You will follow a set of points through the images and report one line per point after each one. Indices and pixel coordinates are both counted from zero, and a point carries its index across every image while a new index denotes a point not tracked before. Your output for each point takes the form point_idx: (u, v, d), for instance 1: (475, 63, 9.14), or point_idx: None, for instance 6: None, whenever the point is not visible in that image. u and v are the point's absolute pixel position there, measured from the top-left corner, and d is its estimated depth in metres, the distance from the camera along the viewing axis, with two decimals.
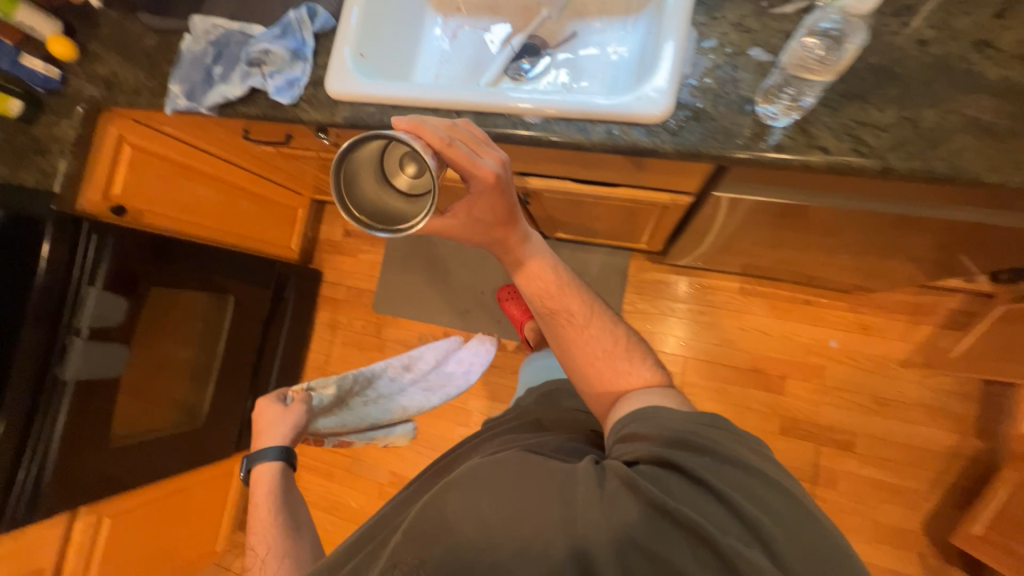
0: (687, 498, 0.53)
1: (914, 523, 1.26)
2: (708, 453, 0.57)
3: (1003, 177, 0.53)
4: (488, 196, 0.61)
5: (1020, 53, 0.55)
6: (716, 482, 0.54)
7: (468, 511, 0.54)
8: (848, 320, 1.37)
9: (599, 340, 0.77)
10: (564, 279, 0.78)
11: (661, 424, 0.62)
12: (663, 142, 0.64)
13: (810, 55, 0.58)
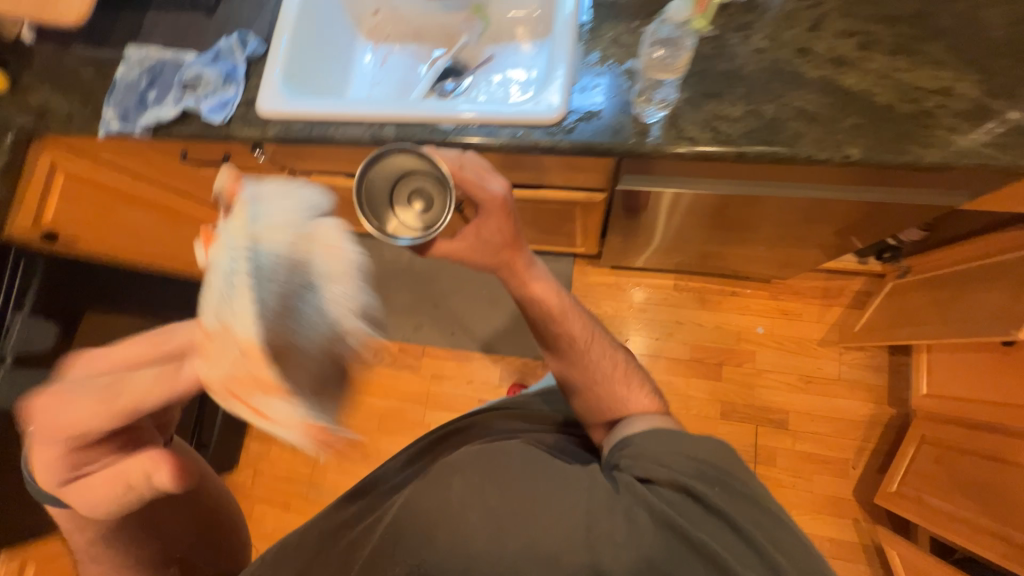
0: (700, 525, 0.57)
1: (843, 489, 1.36)
2: (723, 484, 0.61)
3: (840, 154, 0.64)
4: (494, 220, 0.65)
5: (843, 58, 0.67)
6: (729, 512, 0.58)
7: (475, 502, 0.57)
8: (770, 306, 1.49)
9: (600, 364, 0.75)
10: (569, 304, 0.74)
11: (678, 450, 0.64)
12: (559, 141, 0.73)
13: (654, 60, 0.70)
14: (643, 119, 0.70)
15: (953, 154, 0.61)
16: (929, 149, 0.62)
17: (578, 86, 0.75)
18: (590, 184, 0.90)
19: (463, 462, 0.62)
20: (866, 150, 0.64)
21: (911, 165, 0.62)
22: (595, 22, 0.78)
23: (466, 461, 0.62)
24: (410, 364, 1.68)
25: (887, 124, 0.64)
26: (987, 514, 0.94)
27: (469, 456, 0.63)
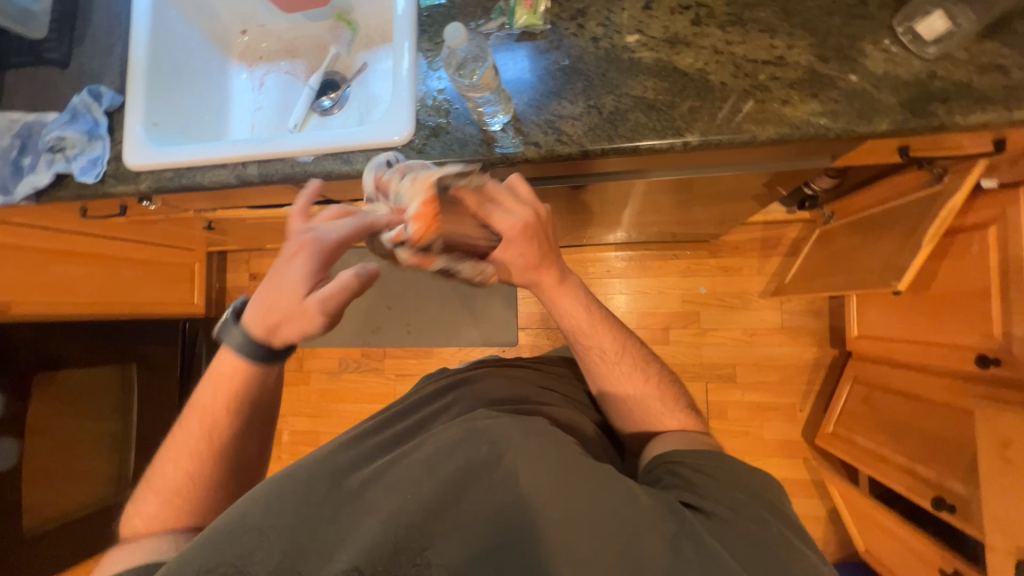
0: (750, 558, 0.47)
1: (793, 431, 1.42)
2: (781, 523, 0.51)
3: (685, 134, 0.63)
4: (520, 245, 0.64)
5: (672, 41, 0.66)
6: (781, 553, 0.47)
7: (507, 482, 0.50)
8: (711, 265, 1.49)
9: (632, 378, 0.72)
10: (598, 317, 0.73)
11: (729, 478, 0.56)
12: (410, 163, 0.72)
13: (460, 84, 0.61)
14: (487, 128, 0.69)
15: (786, 128, 0.60)
16: (764, 125, 0.61)
17: (426, 101, 0.74)
18: None
19: (501, 430, 0.54)
20: (711, 128, 0.62)
21: (748, 143, 0.61)
22: (435, 28, 0.76)
23: (501, 429, 0.54)
24: (374, 366, 1.73)
25: (722, 101, 0.63)
26: (900, 450, 0.99)
27: (504, 424, 0.55)
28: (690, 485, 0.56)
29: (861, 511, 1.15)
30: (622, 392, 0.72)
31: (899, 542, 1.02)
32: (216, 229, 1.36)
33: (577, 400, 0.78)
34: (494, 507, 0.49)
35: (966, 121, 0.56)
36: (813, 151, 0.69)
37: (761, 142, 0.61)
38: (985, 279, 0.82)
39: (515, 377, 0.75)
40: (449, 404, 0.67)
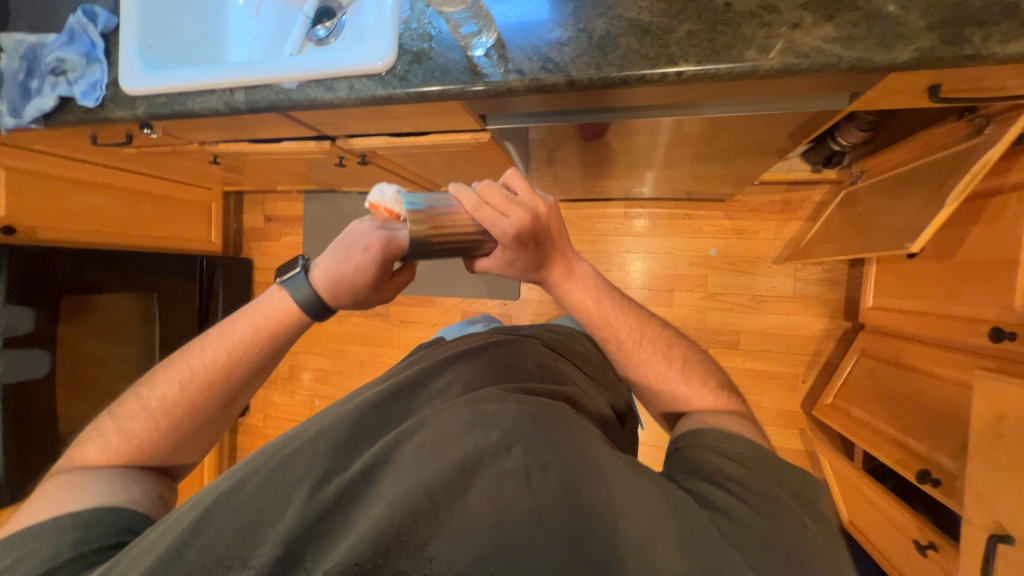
0: (768, 563, 0.42)
1: (794, 402, 1.39)
2: (810, 526, 0.46)
3: (685, 68, 0.57)
4: (515, 251, 0.54)
5: None
6: (804, 557, 0.42)
7: (517, 476, 0.48)
8: (725, 228, 1.42)
9: (653, 363, 0.62)
10: (609, 306, 0.62)
11: (758, 466, 0.50)
12: (392, 92, 0.70)
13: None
14: (470, 54, 0.65)
15: (794, 56, 0.54)
16: (769, 52, 0.54)
17: (411, 25, 0.70)
18: (467, 126, 0.87)
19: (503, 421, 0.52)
20: (710, 58, 0.56)
21: (748, 74, 0.55)
22: None
23: (510, 419, 0.52)
24: (380, 312, 1.77)
25: (723, 27, 0.56)
26: (895, 424, 0.95)
27: (510, 413, 0.53)
28: (707, 472, 0.50)
29: (852, 484, 1.12)
30: (644, 379, 0.63)
31: (880, 515, 1.01)
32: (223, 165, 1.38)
33: (577, 378, 0.75)
34: (498, 505, 0.47)
35: (1004, 49, 0.49)
36: (826, 85, 0.62)
37: (765, 74, 0.55)
38: (1009, 246, 0.74)
39: (513, 356, 0.72)
40: (452, 384, 0.65)
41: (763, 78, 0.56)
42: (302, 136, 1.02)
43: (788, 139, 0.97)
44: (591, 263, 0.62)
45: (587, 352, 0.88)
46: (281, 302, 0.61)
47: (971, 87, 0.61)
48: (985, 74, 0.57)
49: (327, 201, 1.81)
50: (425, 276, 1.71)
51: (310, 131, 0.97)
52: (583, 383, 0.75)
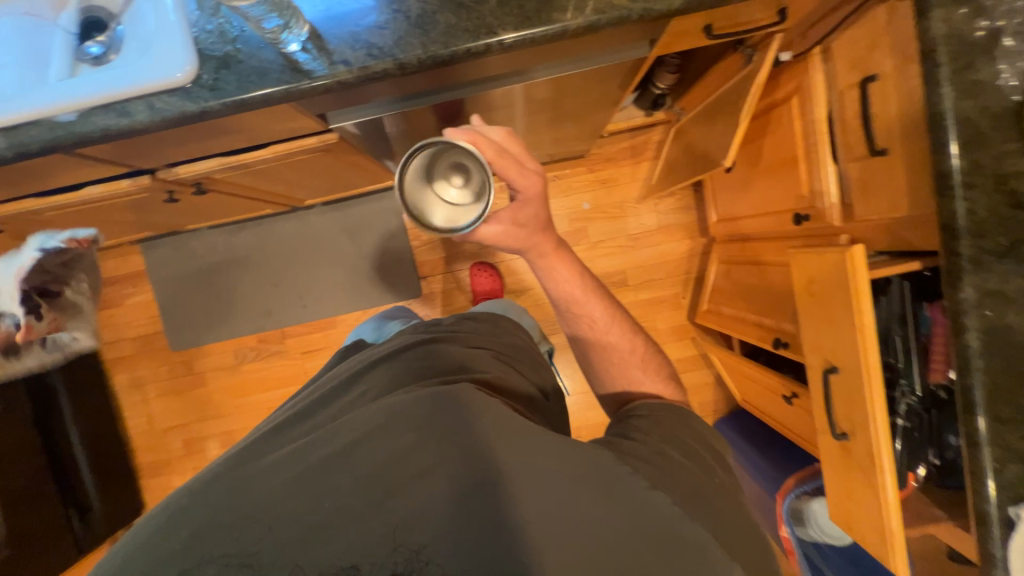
0: (675, 492, 0.52)
1: (681, 315, 1.60)
2: (721, 478, 0.57)
3: (505, 37, 0.59)
4: (525, 207, 0.67)
5: None
6: (708, 495, 0.53)
7: (434, 466, 0.52)
8: (591, 181, 1.54)
9: (619, 346, 0.76)
10: (591, 288, 0.77)
11: (684, 437, 0.61)
12: (204, 105, 0.62)
13: None
14: (286, 51, 0.60)
15: (594, 14, 0.59)
16: (572, 12, 0.59)
17: (207, 27, 0.62)
18: (309, 129, 0.81)
19: (438, 417, 0.55)
20: (523, 24, 0.59)
21: (559, 34, 0.60)
22: None
23: (421, 415, 0.56)
24: (276, 349, 1.61)
25: None
26: (752, 310, 1.15)
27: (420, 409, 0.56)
28: (650, 438, 0.60)
29: (736, 368, 1.34)
30: (608, 355, 0.76)
31: (759, 386, 1.22)
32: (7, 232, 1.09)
33: (496, 359, 0.78)
34: (421, 497, 0.50)
35: None
36: (628, 35, 0.69)
37: (574, 33, 0.60)
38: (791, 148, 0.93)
39: (433, 351, 0.73)
40: (368, 398, 0.66)
41: (574, 37, 0.61)
42: (107, 176, 0.86)
43: (618, 90, 1.08)
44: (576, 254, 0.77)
45: (509, 331, 0.89)
46: None
47: (734, 22, 0.74)
48: (738, 9, 0.69)
49: (171, 245, 1.56)
50: (315, 298, 1.59)
51: (116, 168, 0.82)
52: (503, 360, 0.79)
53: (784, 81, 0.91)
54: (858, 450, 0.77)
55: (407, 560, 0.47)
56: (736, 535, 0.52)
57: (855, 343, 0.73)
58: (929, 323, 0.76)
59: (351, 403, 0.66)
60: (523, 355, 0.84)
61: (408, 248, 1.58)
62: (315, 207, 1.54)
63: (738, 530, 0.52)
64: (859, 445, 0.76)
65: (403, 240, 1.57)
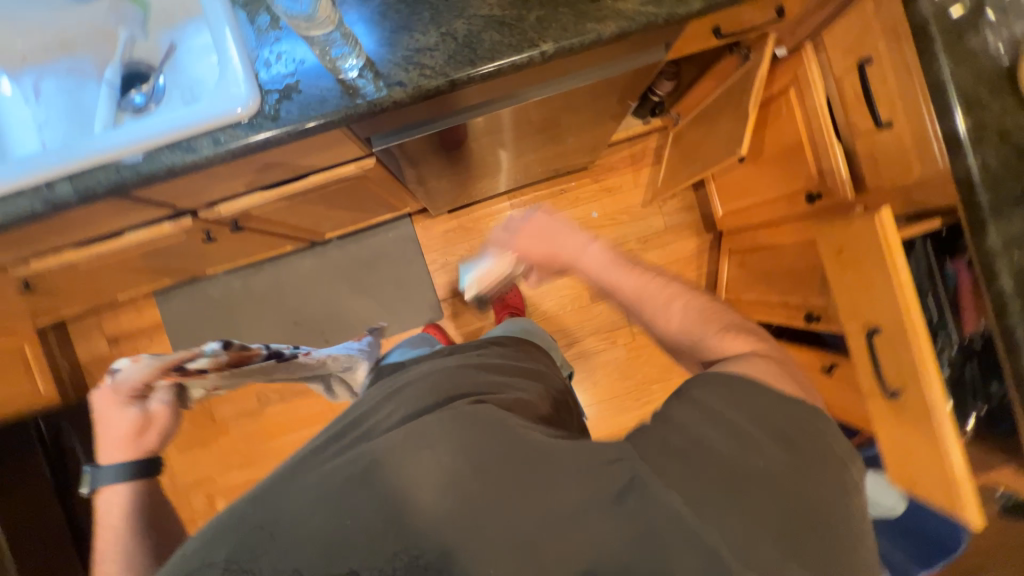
0: (726, 485, 0.49)
1: None
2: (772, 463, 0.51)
3: (547, 48, 0.65)
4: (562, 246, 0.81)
5: None
6: (768, 483, 0.49)
7: (450, 481, 0.51)
8: (597, 189, 1.61)
9: (673, 318, 0.74)
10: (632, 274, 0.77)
11: (777, 414, 0.54)
12: (268, 135, 0.65)
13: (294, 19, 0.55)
14: (344, 78, 0.64)
15: (624, 22, 0.65)
16: (605, 22, 0.65)
17: (266, 63, 0.66)
18: (351, 153, 0.84)
19: (466, 435, 0.55)
20: (561, 36, 0.65)
21: (595, 42, 0.66)
22: None
23: (449, 431, 0.56)
24: (300, 389, 1.58)
25: (564, 10, 0.66)
26: (777, 293, 1.18)
27: (448, 426, 0.56)
28: (724, 417, 0.53)
29: (763, 353, 1.38)
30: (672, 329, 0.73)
31: None
32: (34, 291, 1.08)
33: (513, 369, 0.78)
34: (436, 504, 0.50)
35: None
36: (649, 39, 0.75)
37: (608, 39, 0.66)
38: (795, 134, 1.00)
39: (452, 363, 0.73)
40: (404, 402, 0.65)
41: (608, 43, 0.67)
42: (150, 220, 0.87)
43: (624, 99, 1.15)
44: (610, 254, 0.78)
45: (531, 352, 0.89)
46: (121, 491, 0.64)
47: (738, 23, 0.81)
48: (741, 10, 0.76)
49: (188, 294, 1.54)
50: (337, 332, 1.58)
51: (162, 210, 0.83)
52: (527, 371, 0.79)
53: (780, 75, 1.00)
54: (914, 405, 0.79)
55: (408, 563, 0.48)
56: (798, 530, 0.48)
57: (896, 300, 0.77)
58: (954, 279, 0.80)
59: (383, 407, 0.65)
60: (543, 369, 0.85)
61: (426, 273, 1.60)
62: (331, 240, 1.56)
63: (798, 525, 0.48)
64: (913, 400, 0.79)
65: (421, 266, 1.59)
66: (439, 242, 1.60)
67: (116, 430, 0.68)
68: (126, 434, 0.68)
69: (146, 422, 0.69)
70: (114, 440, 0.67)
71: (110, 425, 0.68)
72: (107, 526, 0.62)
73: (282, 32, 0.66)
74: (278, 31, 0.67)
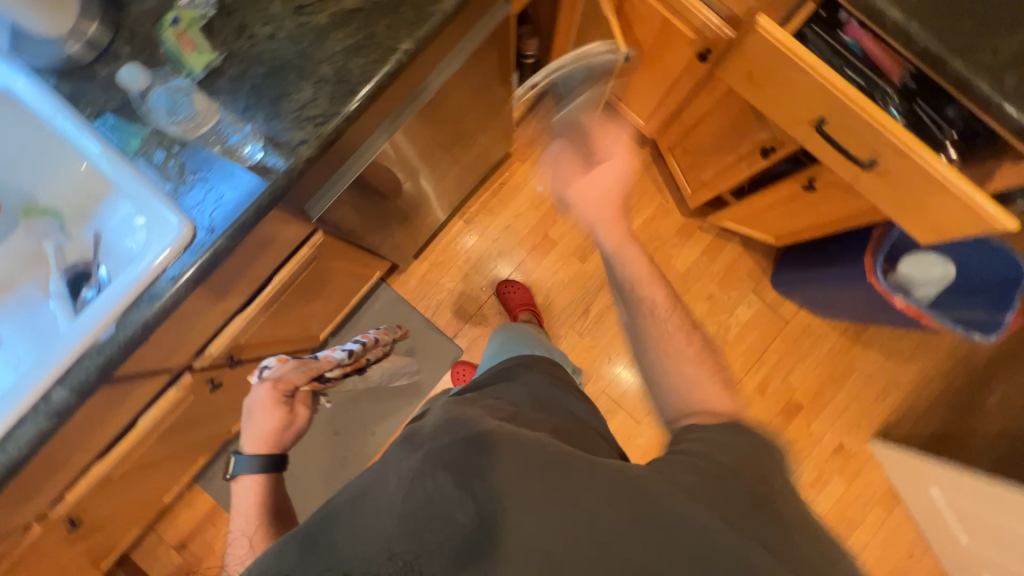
0: (739, 499, 0.51)
1: (675, 219, 1.67)
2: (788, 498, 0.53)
3: (407, 46, 0.70)
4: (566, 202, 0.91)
5: None
6: (768, 505, 0.51)
7: (460, 499, 0.50)
8: (530, 167, 1.67)
9: (674, 338, 0.77)
10: (658, 287, 0.82)
11: (773, 457, 0.57)
12: (214, 246, 0.67)
13: (186, 127, 0.66)
14: (253, 163, 0.68)
15: None
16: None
17: (177, 189, 0.68)
18: (299, 233, 0.87)
19: (483, 453, 0.53)
20: (412, 30, 0.70)
21: (444, 20, 0.71)
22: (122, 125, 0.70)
23: (460, 449, 0.54)
24: None
25: (404, 7, 0.71)
26: (727, 154, 1.22)
27: (459, 444, 0.55)
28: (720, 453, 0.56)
29: (750, 217, 1.40)
30: (666, 346, 0.77)
31: (781, 208, 1.26)
32: (87, 528, 1.06)
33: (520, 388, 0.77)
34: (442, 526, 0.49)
35: None
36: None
37: (453, 13, 0.71)
38: (657, 15, 1.06)
39: (468, 392, 0.73)
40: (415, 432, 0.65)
41: (455, 16, 0.72)
42: (155, 394, 0.87)
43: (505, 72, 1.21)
44: (649, 262, 0.84)
45: (544, 365, 0.87)
46: (249, 483, 0.87)
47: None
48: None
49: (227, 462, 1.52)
50: (377, 419, 1.56)
51: (159, 377, 0.83)
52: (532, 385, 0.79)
53: None
54: (894, 161, 0.80)
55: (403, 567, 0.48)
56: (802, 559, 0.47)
57: (822, 85, 0.80)
58: (858, 44, 0.85)
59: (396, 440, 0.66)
60: (548, 377, 0.83)
61: (426, 322, 1.62)
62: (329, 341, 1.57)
63: (801, 550, 0.48)
64: (889, 159, 0.81)
65: (418, 318, 1.61)
66: (423, 289, 1.63)
67: (271, 425, 0.91)
68: (268, 437, 0.90)
69: (287, 424, 0.93)
70: (266, 437, 0.90)
71: (259, 422, 0.91)
72: (241, 511, 0.84)
73: (175, 154, 0.69)
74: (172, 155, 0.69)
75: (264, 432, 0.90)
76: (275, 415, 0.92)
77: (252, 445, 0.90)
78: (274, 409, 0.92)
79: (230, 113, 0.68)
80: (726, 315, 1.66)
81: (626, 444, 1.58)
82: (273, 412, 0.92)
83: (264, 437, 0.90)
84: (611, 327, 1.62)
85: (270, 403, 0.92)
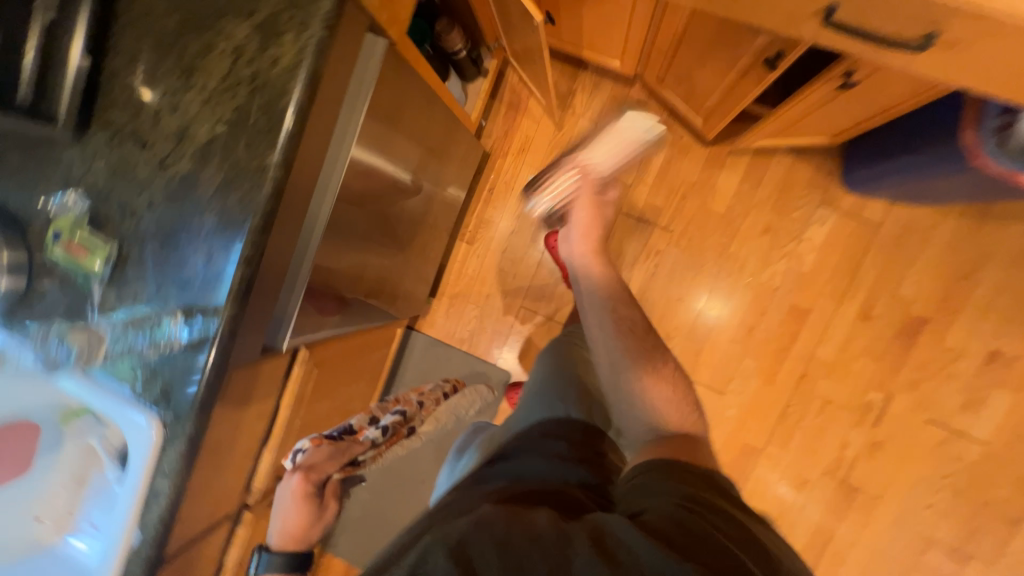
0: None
1: (696, 155, 1.39)
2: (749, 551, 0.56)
3: (273, 161, 0.61)
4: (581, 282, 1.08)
5: (179, 133, 0.63)
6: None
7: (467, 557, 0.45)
8: (514, 160, 1.50)
9: (657, 390, 0.89)
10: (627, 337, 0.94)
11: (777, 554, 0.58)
12: (189, 431, 0.66)
13: (78, 358, 0.67)
14: (187, 340, 0.65)
15: (298, 70, 0.59)
16: (286, 90, 0.59)
17: (133, 386, 0.67)
18: (284, 362, 0.85)
19: (508, 520, 0.50)
20: (272, 141, 0.60)
21: (300, 113, 0.60)
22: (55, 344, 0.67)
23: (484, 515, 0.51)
24: None
25: (253, 117, 0.61)
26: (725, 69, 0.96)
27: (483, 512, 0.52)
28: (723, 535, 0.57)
29: (784, 129, 1.11)
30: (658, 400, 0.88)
31: (822, 110, 0.97)
32: None
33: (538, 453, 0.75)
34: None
35: None
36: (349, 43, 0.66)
37: (305, 100, 0.60)
38: None
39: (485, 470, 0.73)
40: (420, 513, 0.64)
41: (310, 101, 0.60)
42: (228, 536, 0.94)
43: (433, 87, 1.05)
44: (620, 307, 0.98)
45: (548, 425, 0.85)
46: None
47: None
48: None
49: (345, 525, 1.71)
50: None
51: (221, 526, 0.89)
52: (545, 445, 0.77)
53: None
54: (963, 30, 0.54)
55: None
56: None
57: None
58: None
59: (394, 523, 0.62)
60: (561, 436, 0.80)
61: (466, 354, 1.59)
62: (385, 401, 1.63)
63: None
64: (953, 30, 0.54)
65: (458, 353, 1.59)
66: (453, 323, 1.60)
67: (300, 523, 0.84)
68: (297, 536, 0.85)
69: (319, 521, 0.86)
70: (292, 534, 0.84)
71: (290, 517, 0.84)
72: None
73: (115, 354, 0.67)
74: (114, 356, 0.67)
75: (293, 531, 0.84)
76: (304, 515, 0.84)
77: (276, 539, 0.85)
78: (306, 506, 0.84)
79: (148, 299, 0.66)
80: (794, 245, 1.37)
81: (714, 418, 1.44)
82: (304, 513, 0.84)
83: (295, 534, 0.85)
84: (657, 302, 1.45)
85: (303, 502, 0.83)
